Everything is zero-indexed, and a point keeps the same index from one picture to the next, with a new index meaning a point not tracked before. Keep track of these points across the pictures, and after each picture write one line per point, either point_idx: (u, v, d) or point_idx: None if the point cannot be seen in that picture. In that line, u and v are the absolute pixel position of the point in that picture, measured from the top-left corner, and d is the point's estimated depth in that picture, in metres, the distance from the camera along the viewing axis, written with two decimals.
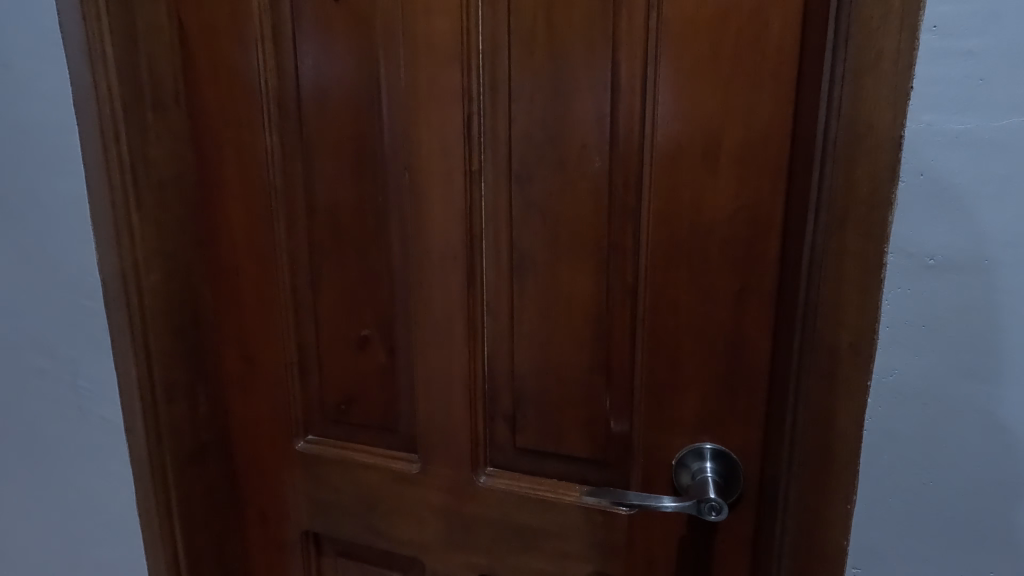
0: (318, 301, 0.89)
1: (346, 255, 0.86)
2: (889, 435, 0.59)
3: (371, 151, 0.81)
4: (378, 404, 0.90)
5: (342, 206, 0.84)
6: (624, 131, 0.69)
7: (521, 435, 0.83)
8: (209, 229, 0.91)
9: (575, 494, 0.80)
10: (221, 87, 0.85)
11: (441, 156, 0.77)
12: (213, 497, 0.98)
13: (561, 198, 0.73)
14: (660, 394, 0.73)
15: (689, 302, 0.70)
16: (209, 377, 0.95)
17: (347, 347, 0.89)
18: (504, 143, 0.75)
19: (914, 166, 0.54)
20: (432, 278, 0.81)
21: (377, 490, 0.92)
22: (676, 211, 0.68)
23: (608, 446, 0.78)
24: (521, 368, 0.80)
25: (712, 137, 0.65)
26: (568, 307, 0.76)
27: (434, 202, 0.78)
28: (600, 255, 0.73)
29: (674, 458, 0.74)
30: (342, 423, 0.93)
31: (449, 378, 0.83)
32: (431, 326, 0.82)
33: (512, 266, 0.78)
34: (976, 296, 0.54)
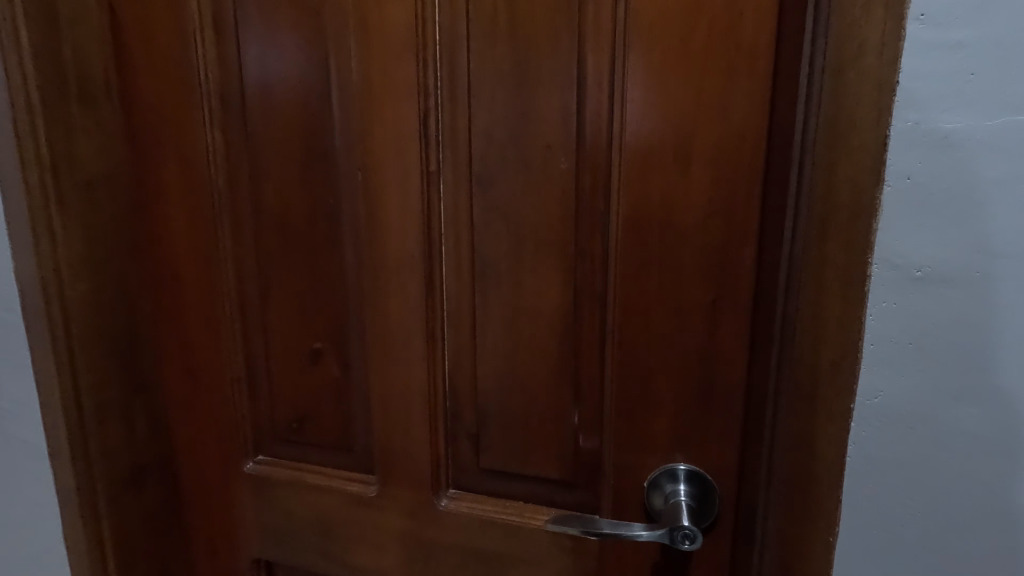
0: (268, 313, 0.83)
1: (297, 263, 0.79)
2: (873, 460, 0.55)
3: (323, 150, 0.75)
4: (334, 422, 0.83)
5: (291, 210, 0.78)
6: (591, 129, 0.64)
7: (485, 454, 0.77)
8: (146, 233, 0.84)
9: (542, 518, 0.75)
10: (158, 80, 0.78)
11: (395, 155, 0.71)
12: (154, 525, 0.90)
13: (525, 202, 0.68)
14: (633, 412, 0.68)
15: (661, 315, 0.65)
16: (149, 394, 0.88)
17: (299, 361, 0.83)
18: (464, 142, 0.69)
19: (900, 170, 0.50)
20: (389, 286, 0.75)
21: (331, 513, 0.85)
22: (647, 217, 0.63)
23: (578, 466, 0.73)
24: (485, 383, 0.75)
25: (684, 136, 0.61)
26: (533, 318, 0.71)
27: (391, 206, 0.73)
28: (567, 263, 0.68)
29: (646, 479, 0.69)
30: (295, 443, 0.86)
31: (408, 394, 0.78)
32: (388, 339, 0.77)
33: (473, 273, 0.73)
34: (969, 311, 0.51)
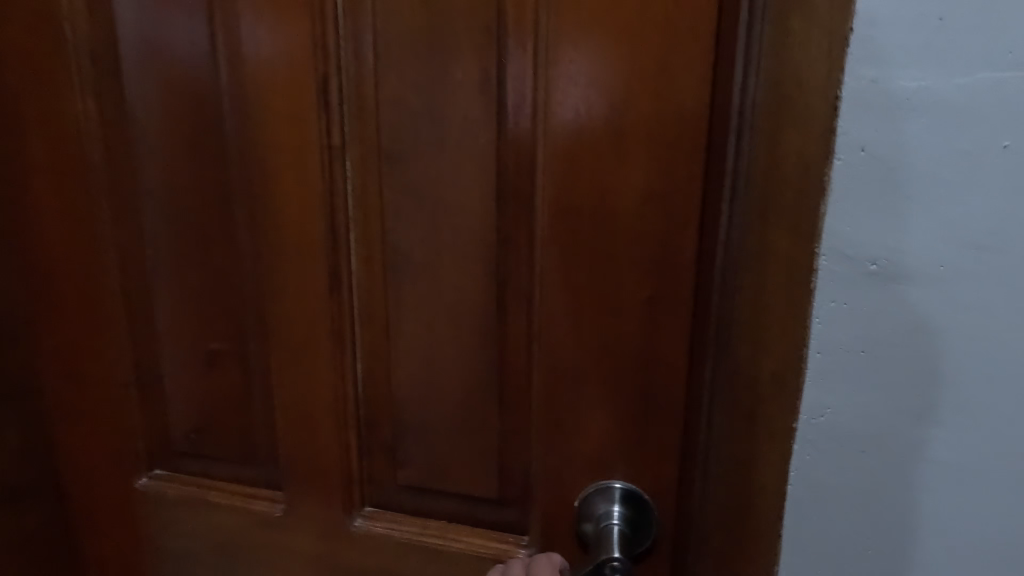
0: (156, 309, 0.72)
1: (187, 252, 0.69)
2: (824, 472, 0.52)
3: (210, 119, 0.64)
4: (235, 432, 0.73)
5: (177, 191, 0.67)
6: (514, 98, 0.56)
7: (403, 469, 0.68)
8: (14, 216, 0.72)
9: (465, 541, 0.67)
10: (18, 34, 0.66)
11: (292, 126, 0.61)
12: (35, 545, 0.81)
13: (441, 184, 0.59)
14: (564, 423, 0.60)
15: (593, 314, 0.57)
16: (26, 400, 0.78)
17: (192, 364, 0.72)
18: (371, 113, 0.60)
19: (854, 140, 0.46)
20: (290, 279, 0.65)
21: (235, 534, 0.76)
22: (576, 201, 0.55)
23: (505, 484, 0.65)
24: (402, 390, 0.66)
25: (616, 107, 0.52)
26: (453, 316, 0.62)
27: (289, 186, 0.63)
28: (490, 254, 0.60)
29: (576, 500, 0.61)
30: (193, 456, 0.76)
31: (315, 402, 0.68)
32: (291, 339, 0.67)
33: (385, 265, 0.63)
34: (924, 309, 0.47)
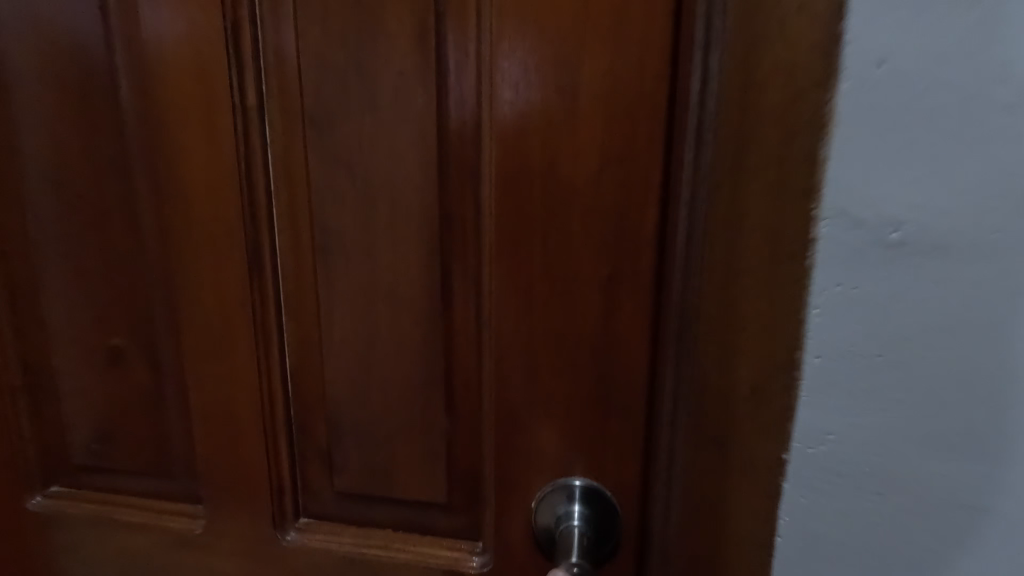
0: (45, 300, 0.62)
1: (80, 234, 0.59)
2: (826, 477, 0.45)
3: (102, 77, 0.55)
4: (145, 440, 0.64)
5: (65, 161, 0.58)
6: (456, 54, 0.49)
7: (341, 475, 0.61)
8: None
9: (412, 552, 0.60)
10: None
11: (199, 83, 0.53)
12: None
13: (375, 152, 0.52)
14: (517, 417, 0.55)
15: (548, 296, 0.51)
16: None
17: (90, 364, 0.62)
18: (291, 70, 0.52)
19: (871, 51, 0.38)
20: (204, 263, 0.57)
21: (149, 556, 0.66)
22: (527, 170, 0.49)
23: (455, 488, 0.59)
24: (339, 387, 0.59)
25: (570, 63, 0.47)
26: (395, 302, 0.55)
27: (198, 154, 0.54)
28: (433, 230, 0.53)
29: (533, 502, 0.56)
30: (98, 470, 0.66)
31: (238, 403, 0.60)
32: (207, 332, 0.58)
33: (314, 245, 0.56)
34: (945, 258, 0.40)
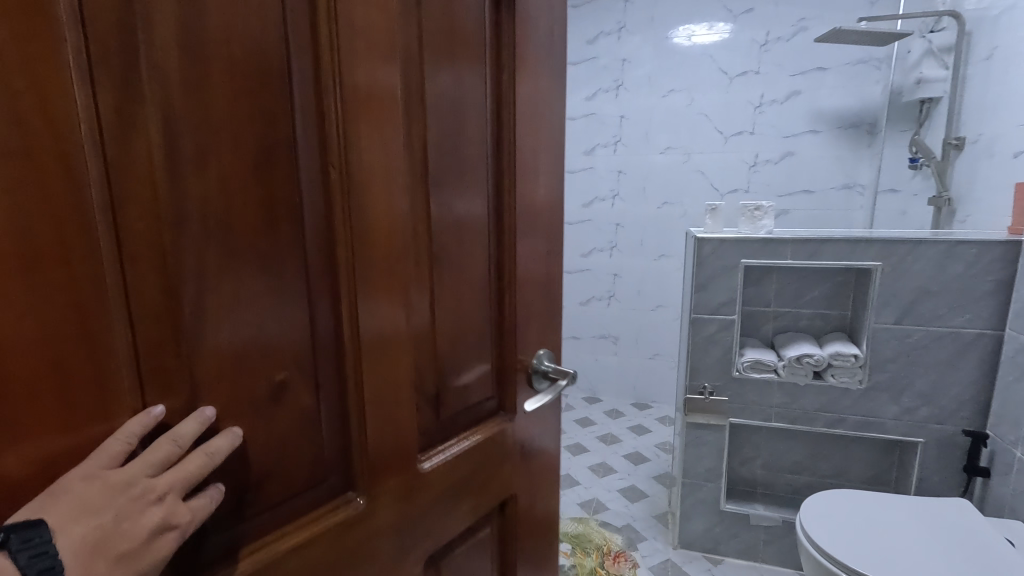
0: (193, 312, 0.33)
1: (240, 180, 0.34)
2: None
3: (240, 47, 0.33)
4: (314, 493, 0.42)
5: (222, 52, 0.32)
6: (484, 39, 0.52)
7: (416, 545, 0.51)
8: None
9: (478, 551, 0.60)
10: None
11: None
12: None
13: (444, 148, 0.48)
14: (541, 316, 0.64)
15: (549, 209, 0.62)
16: None
17: (247, 405, 0.36)
18: (385, 61, 0.41)
19: None
20: (372, 212, 0.42)
21: None
22: (530, 149, 0.58)
23: (499, 471, 0.60)
24: (447, 345, 0.52)
25: (544, 57, 0.58)
26: (476, 235, 0.53)
27: (368, 65, 0.40)
28: (500, 183, 0.55)
29: (528, 368, 0.62)
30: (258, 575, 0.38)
31: (397, 397, 0.46)
32: (371, 310, 0.43)
33: (425, 179, 0.47)
34: None
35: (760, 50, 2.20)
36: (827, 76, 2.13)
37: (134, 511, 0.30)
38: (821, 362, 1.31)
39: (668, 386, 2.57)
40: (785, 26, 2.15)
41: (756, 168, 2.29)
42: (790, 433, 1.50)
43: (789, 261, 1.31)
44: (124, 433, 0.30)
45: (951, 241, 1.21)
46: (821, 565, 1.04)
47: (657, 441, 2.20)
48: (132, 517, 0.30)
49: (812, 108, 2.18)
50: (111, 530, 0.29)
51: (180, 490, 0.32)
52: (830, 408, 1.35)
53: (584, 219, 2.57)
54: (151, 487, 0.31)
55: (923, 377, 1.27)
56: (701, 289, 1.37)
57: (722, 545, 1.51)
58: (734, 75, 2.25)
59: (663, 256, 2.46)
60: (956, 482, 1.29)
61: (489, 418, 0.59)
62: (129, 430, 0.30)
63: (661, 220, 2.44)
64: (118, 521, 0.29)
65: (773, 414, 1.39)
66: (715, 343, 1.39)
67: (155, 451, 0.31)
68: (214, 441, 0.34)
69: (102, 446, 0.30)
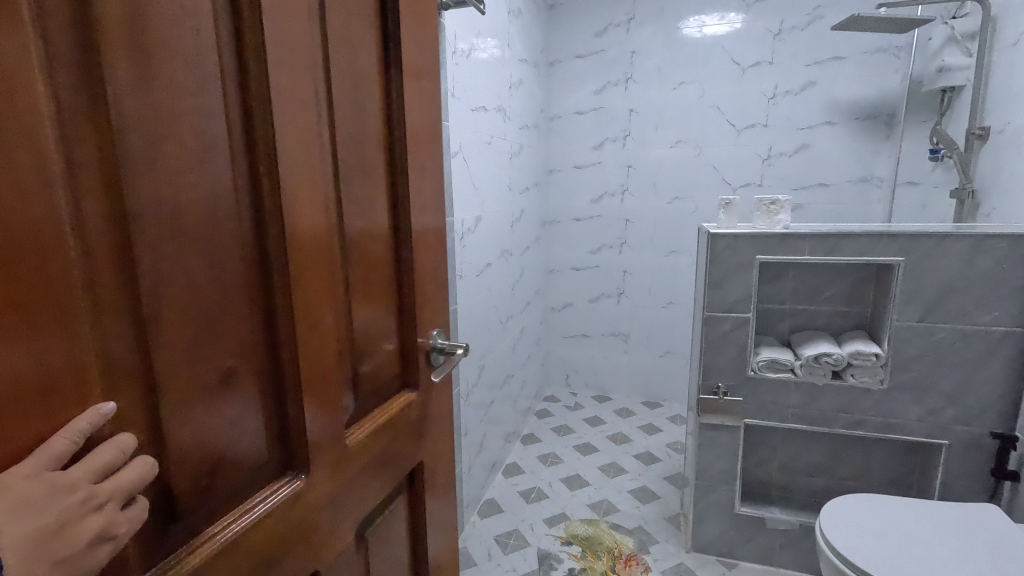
0: (149, 309, 0.36)
1: (187, 188, 0.38)
2: None
3: (188, 80, 0.38)
4: (258, 469, 0.46)
5: (165, 74, 0.36)
6: (378, 67, 0.60)
7: (346, 512, 0.57)
8: None
9: (393, 513, 0.68)
10: None
11: (285, 4, 0.44)
12: None
13: (353, 162, 0.55)
14: (432, 304, 0.73)
15: (433, 212, 0.72)
16: None
17: (200, 399, 0.40)
18: (308, 89, 0.47)
19: None
20: (300, 213, 0.47)
21: None
22: (419, 161, 0.67)
23: (406, 442, 0.69)
24: (360, 330, 0.59)
25: (425, 84, 0.68)
26: (378, 237, 0.61)
27: (290, 83, 0.45)
28: (397, 191, 0.64)
29: (428, 347, 0.72)
30: (216, 550, 0.42)
31: (324, 377, 0.51)
32: (303, 300, 0.48)
33: (337, 183, 0.53)
34: None
35: (774, 40, 2.14)
36: (844, 66, 2.08)
37: (76, 515, 0.32)
38: (840, 361, 1.27)
39: (680, 384, 2.53)
40: (800, 14, 2.09)
41: (770, 161, 2.24)
42: (806, 434, 1.46)
43: (807, 257, 1.26)
44: (71, 431, 0.31)
45: (978, 235, 1.16)
46: (839, 570, 1.01)
47: (668, 441, 2.16)
48: (75, 521, 0.31)
49: (827, 99, 2.13)
50: (52, 535, 0.31)
51: (121, 499, 0.34)
52: (850, 409, 1.30)
53: (593, 215, 2.53)
54: (95, 491, 0.32)
55: (948, 377, 1.23)
56: (716, 287, 1.33)
57: (737, 549, 1.47)
58: (747, 65, 2.19)
59: (674, 252, 2.42)
60: (983, 485, 1.24)
61: (397, 394, 0.68)
62: (76, 430, 0.32)
63: (672, 216, 2.40)
64: (61, 525, 0.31)
65: (790, 415, 1.35)
66: (730, 343, 1.35)
67: (99, 455, 0.33)
68: (127, 469, 0.34)
69: (47, 444, 0.31)
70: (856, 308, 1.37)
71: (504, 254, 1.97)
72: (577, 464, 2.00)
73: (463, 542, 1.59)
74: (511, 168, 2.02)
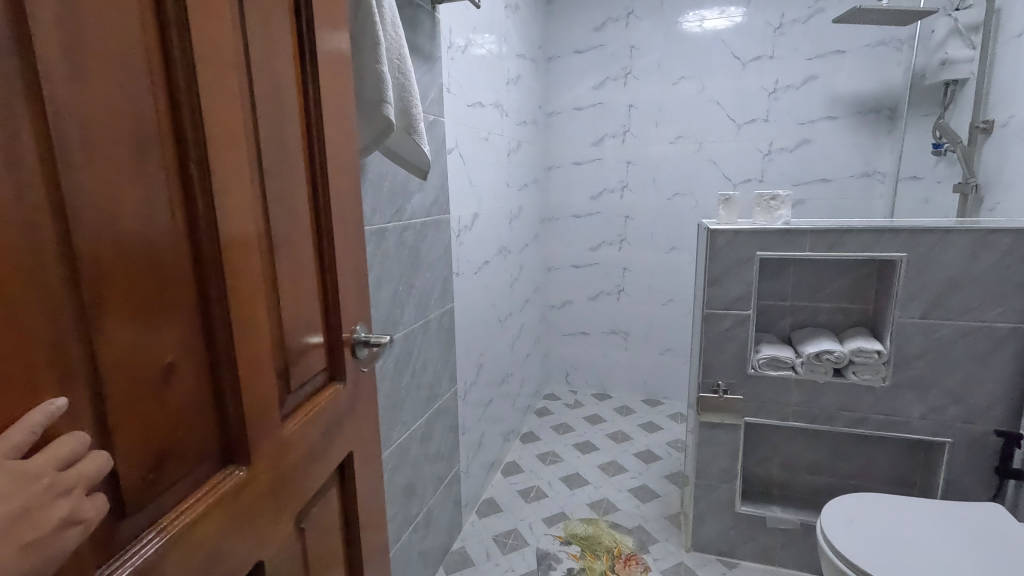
0: (92, 307, 0.35)
1: (122, 182, 0.36)
2: None
3: (117, 63, 0.36)
4: (203, 467, 0.45)
5: (97, 64, 0.34)
6: (293, 54, 0.57)
7: (285, 507, 0.56)
8: None
9: (327, 505, 0.67)
10: None
11: None
12: None
13: (273, 152, 0.54)
14: (356, 294, 0.71)
15: (354, 202, 0.70)
16: None
17: (143, 396, 0.39)
18: (233, 78, 0.45)
19: None
20: (230, 206, 0.45)
21: None
22: (339, 151, 0.65)
23: (337, 435, 0.68)
24: (288, 322, 0.57)
25: (342, 72, 0.66)
26: (301, 229, 0.59)
27: (215, 72, 0.43)
28: (318, 182, 0.62)
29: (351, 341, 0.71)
30: (168, 549, 0.40)
31: (260, 372, 0.50)
32: (238, 294, 0.46)
33: (261, 175, 0.51)
34: None
35: (775, 34, 2.12)
36: (845, 59, 2.06)
37: (44, 500, 0.31)
38: (841, 359, 1.25)
39: (680, 381, 2.52)
40: (801, 8, 2.07)
41: (770, 156, 2.22)
42: (808, 432, 1.45)
43: (808, 253, 1.24)
44: (28, 424, 0.30)
45: (982, 230, 1.14)
46: (838, 570, 1.00)
47: (668, 439, 2.15)
48: (43, 506, 0.31)
49: (828, 93, 2.11)
50: (22, 519, 0.30)
51: (86, 484, 0.33)
52: (852, 407, 1.28)
53: (593, 212, 2.51)
54: (61, 477, 0.32)
55: (952, 374, 1.21)
56: (715, 284, 1.31)
57: (738, 548, 1.46)
58: (747, 60, 2.17)
59: (674, 248, 2.40)
60: (987, 484, 1.22)
61: (325, 387, 0.66)
62: (32, 423, 0.31)
63: (671, 212, 2.38)
64: (30, 508, 0.30)
65: (791, 413, 1.33)
66: (730, 340, 1.33)
67: (59, 444, 0.32)
68: (83, 461, 0.34)
69: (7, 435, 0.30)
70: (857, 305, 1.35)
71: (502, 252, 1.95)
72: (576, 463, 1.99)
73: (461, 542, 1.58)
74: (509, 164, 2.00)
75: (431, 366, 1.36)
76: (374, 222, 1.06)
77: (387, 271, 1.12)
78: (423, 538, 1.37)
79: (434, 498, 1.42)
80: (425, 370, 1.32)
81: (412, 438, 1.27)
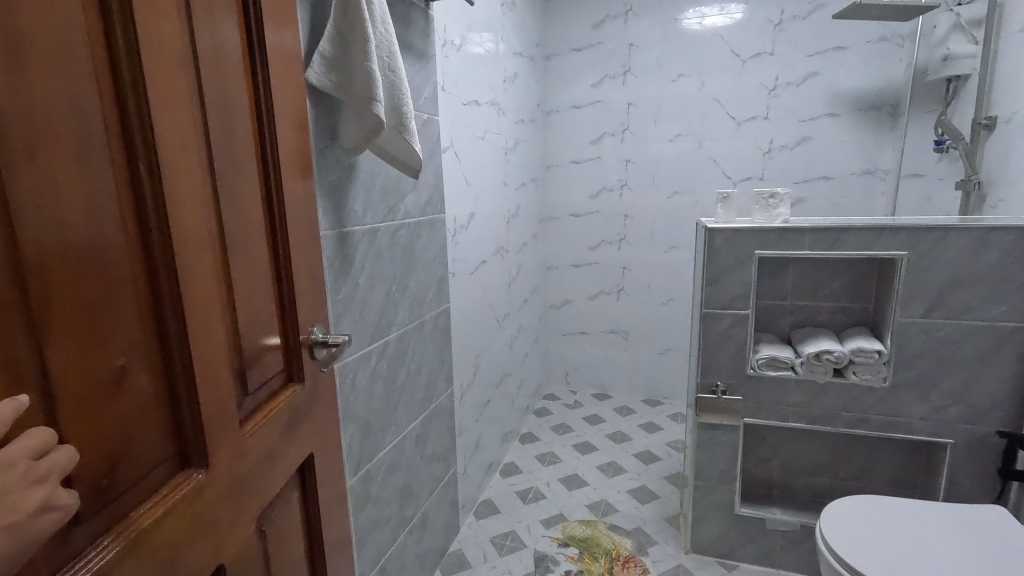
0: (40, 308, 0.34)
1: (68, 181, 0.36)
2: None
3: (59, 59, 0.35)
4: (160, 471, 0.44)
5: (37, 58, 0.34)
6: (243, 52, 0.57)
7: (247, 510, 0.55)
8: None
9: (290, 507, 0.66)
10: None
11: None
12: None
13: (226, 151, 0.53)
14: (312, 296, 0.71)
15: (307, 203, 0.69)
16: None
17: (92, 395, 0.38)
18: (179, 75, 0.45)
19: None
20: (181, 206, 0.45)
21: None
22: (288, 150, 0.65)
23: (297, 438, 0.67)
24: (244, 324, 0.56)
25: (293, 71, 0.65)
26: (255, 228, 0.59)
27: (161, 71, 0.43)
28: (269, 181, 0.62)
29: (309, 341, 0.70)
30: (127, 556, 0.39)
31: (216, 373, 0.49)
32: (192, 295, 0.46)
33: (213, 175, 0.51)
34: None
35: (774, 30, 2.10)
36: (846, 55, 2.04)
37: (20, 487, 0.31)
38: (841, 359, 1.24)
39: (680, 381, 2.50)
40: (801, 3, 2.05)
41: (771, 154, 2.20)
42: (809, 433, 1.43)
43: (808, 251, 1.22)
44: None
45: (984, 228, 1.12)
46: (836, 571, 0.98)
47: (667, 439, 2.13)
48: (20, 491, 0.31)
49: (830, 90, 2.08)
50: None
51: (60, 475, 0.33)
52: (853, 407, 1.27)
53: (592, 211, 2.49)
54: (34, 465, 0.32)
55: (954, 374, 1.19)
56: (713, 283, 1.29)
57: (737, 550, 1.44)
58: (746, 56, 2.15)
59: (675, 247, 2.38)
60: (990, 486, 1.21)
61: (283, 390, 0.65)
62: (3, 415, 0.31)
63: (672, 211, 2.36)
64: (3, 496, 0.30)
65: (791, 414, 1.31)
66: (729, 340, 1.31)
67: (28, 436, 0.32)
68: (54, 455, 0.34)
69: None
70: (858, 304, 1.34)
71: (499, 251, 1.93)
72: (575, 464, 1.97)
73: (458, 544, 1.57)
74: (506, 163, 1.98)
75: (427, 367, 1.34)
76: (366, 222, 1.04)
77: (380, 271, 1.10)
78: (419, 540, 1.35)
79: (430, 500, 1.40)
80: (419, 371, 1.31)
81: (408, 440, 1.26)
